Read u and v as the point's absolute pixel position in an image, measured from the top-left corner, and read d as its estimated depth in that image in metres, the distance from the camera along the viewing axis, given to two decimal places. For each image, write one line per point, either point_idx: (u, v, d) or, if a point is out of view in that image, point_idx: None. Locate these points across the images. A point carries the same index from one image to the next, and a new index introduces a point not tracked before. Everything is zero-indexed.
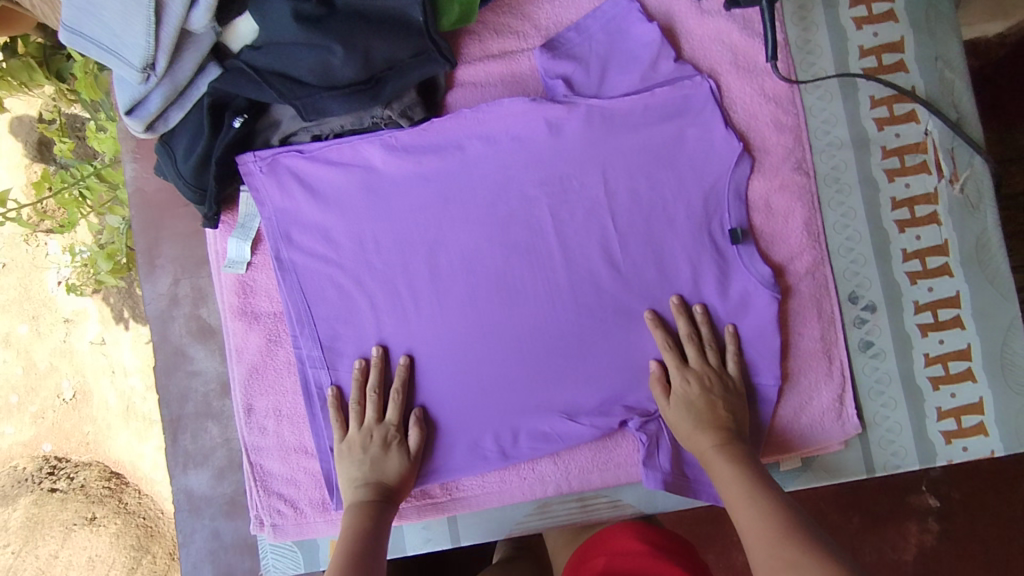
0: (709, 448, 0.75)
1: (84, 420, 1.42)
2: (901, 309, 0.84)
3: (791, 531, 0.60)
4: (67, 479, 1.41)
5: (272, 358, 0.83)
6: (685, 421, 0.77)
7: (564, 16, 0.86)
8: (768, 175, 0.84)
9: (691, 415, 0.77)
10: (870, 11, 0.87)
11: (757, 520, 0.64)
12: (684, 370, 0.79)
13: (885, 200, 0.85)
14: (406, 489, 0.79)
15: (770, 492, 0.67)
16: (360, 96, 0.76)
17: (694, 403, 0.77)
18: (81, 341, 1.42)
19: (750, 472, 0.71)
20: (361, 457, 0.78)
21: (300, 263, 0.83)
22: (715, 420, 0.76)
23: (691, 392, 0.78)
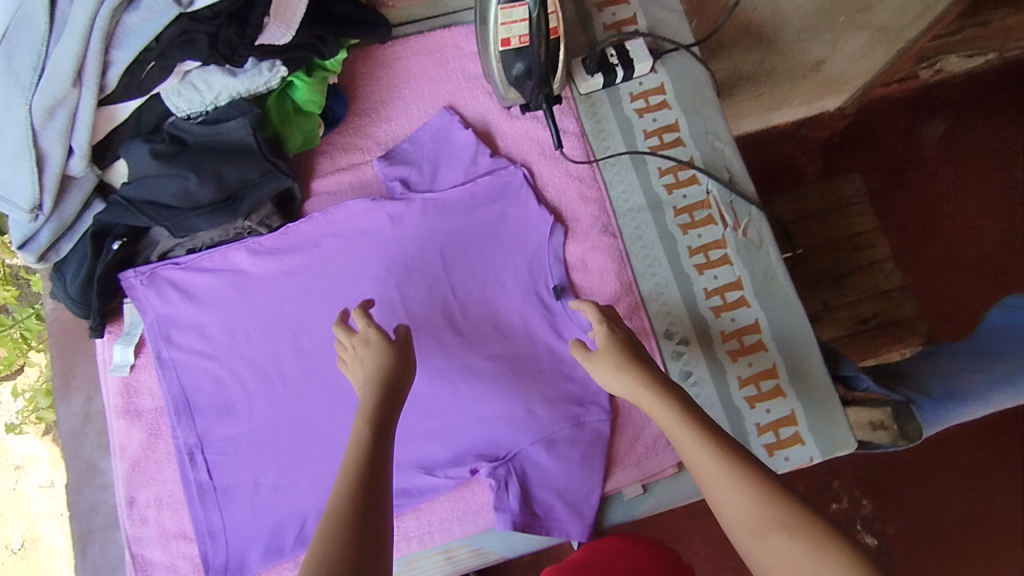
0: (642, 390, 0.72)
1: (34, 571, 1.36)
2: (711, 340, 0.96)
3: (752, 486, 0.61)
4: None
5: (153, 451, 0.91)
6: (623, 372, 0.75)
7: (400, 132, 1.04)
8: (580, 239, 0.99)
9: (620, 366, 0.75)
10: (648, 103, 1.06)
11: (714, 476, 0.63)
12: (610, 333, 0.78)
13: (683, 249, 1.00)
14: (406, 382, 0.72)
15: (723, 439, 0.66)
16: (220, 212, 0.90)
17: (625, 361, 0.75)
18: (31, 487, 1.38)
19: (694, 413, 0.69)
20: (357, 364, 0.73)
21: (180, 359, 0.94)
22: (644, 365, 0.75)
23: (621, 350, 0.76)
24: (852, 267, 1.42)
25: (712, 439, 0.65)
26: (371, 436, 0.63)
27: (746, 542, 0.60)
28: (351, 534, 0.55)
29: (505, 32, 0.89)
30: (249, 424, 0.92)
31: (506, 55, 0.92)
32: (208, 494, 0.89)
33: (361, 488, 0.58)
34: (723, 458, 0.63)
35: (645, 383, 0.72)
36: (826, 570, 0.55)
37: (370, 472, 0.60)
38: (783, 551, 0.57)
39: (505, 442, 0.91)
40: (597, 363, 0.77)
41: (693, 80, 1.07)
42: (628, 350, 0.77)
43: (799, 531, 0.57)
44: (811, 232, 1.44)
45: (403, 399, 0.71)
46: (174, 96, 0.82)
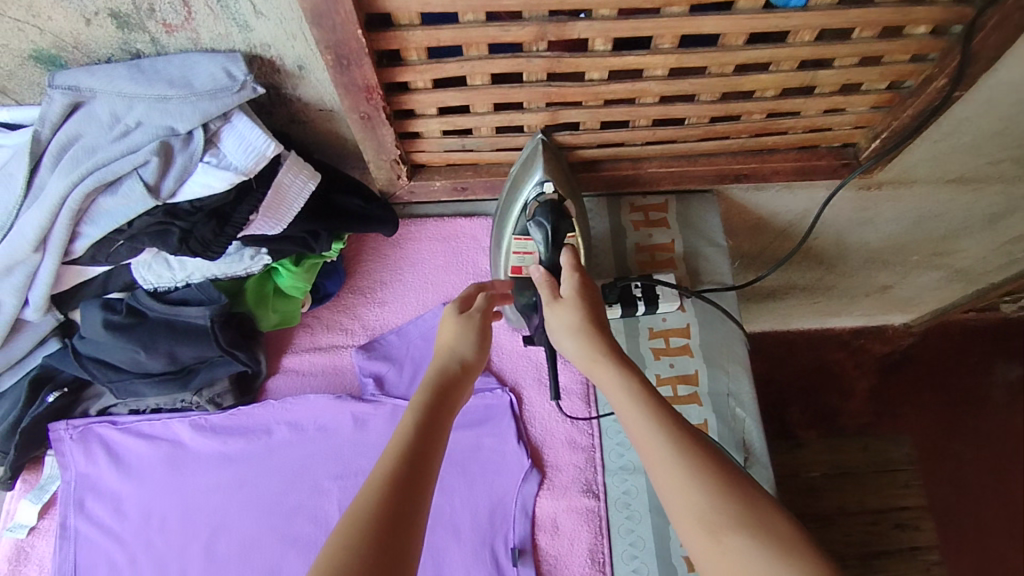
0: (596, 359, 0.61)
1: None
2: None
3: (709, 480, 0.51)
4: None
5: None
6: (580, 344, 0.63)
7: (391, 319, 0.96)
8: (557, 493, 0.86)
9: (575, 330, 0.64)
10: (667, 344, 0.95)
11: (663, 460, 0.53)
12: (580, 286, 0.68)
13: (675, 533, 0.84)
14: (474, 379, 0.63)
15: (672, 413, 0.56)
16: (169, 383, 0.83)
17: (584, 326, 0.63)
18: None
19: (643, 383, 0.58)
20: (459, 331, 0.65)
21: (83, 532, 0.84)
22: (608, 337, 0.63)
23: (585, 312, 0.65)
24: (885, 548, 1.22)
25: (658, 425, 0.54)
26: (426, 424, 0.54)
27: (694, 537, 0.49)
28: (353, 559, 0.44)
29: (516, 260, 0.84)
30: None
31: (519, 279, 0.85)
32: None
33: (393, 495, 0.48)
34: (691, 463, 0.52)
35: (603, 352, 0.61)
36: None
37: (401, 480, 0.50)
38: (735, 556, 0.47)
39: None
40: (552, 317, 0.67)
41: (722, 330, 0.96)
42: (586, 295, 0.67)
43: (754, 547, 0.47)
44: (845, 493, 1.25)
45: (456, 398, 0.60)
46: (144, 268, 0.76)
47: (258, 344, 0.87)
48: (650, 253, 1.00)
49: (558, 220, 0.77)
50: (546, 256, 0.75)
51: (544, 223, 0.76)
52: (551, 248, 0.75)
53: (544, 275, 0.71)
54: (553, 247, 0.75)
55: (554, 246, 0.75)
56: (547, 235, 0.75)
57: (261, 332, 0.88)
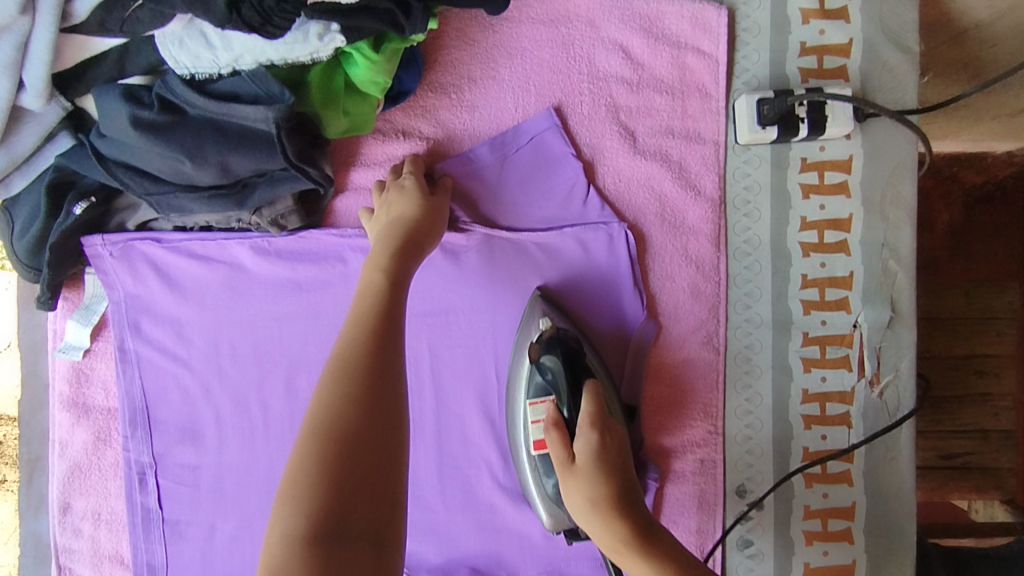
0: (619, 544, 0.56)
1: None
2: (790, 511, 0.78)
3: None
4: None
5: (98, 457, 0.75)
6: (598, 516, 0.57)
7: (481, 129, 0.76)
8: (673, 346, 0.77)
9: (595, 506, 0.57)
10: (820, 179, 0.77)
11: None
12: (597, 448, 0.59)
13: (795, 391, 0.78)
14: (427, 244, 0.67)
15: (661, 541, 0.56)
16: (221, 201, 0.67)
17: (600, 497, 0.57)
18: None
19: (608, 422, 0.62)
20: (387, 216, 0.68)
21: (145, 356, 0.75)
22: (620, 507, 0.57)
23: (604, 479, 0.57)
24: (957, 392, 1.19)
25: (630, 547, 0.55)
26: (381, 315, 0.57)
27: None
28: (331, 471, 0.46)
29: (537, 434, 0.67)
30: (215, 457, 0.75)
31: (540, 463, 0.69)
32: (154, 528, 0.75)
33: (369, 374, 0.52)
34: None
35: (621, 538, 0.56)
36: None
37: (370, 368, 0.52)
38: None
39: (511, 560, 0.76)
40: (569, 484, 0.59)
41: (892, 164, 0.77)
42: (605, 459, 0.58)
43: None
44: (933, 338, 1.19)
45: (419, 258, 0.65)
46: (173, 46, 0.56)
47: (324, 157, 0.69)
48: (817, 56, 0.77)
49: (575, 357, 0.69)
50: (565, 407, 0.66)
51: (554, 369, 0.68)
52: (567, 397, 0.66)
53: (556, 436, 0.61)
54: (570, 386, 0.67)
55: (573, 374, 0.68)
56: (563, 373, 0.67)
57: (326, 143, 0.69)
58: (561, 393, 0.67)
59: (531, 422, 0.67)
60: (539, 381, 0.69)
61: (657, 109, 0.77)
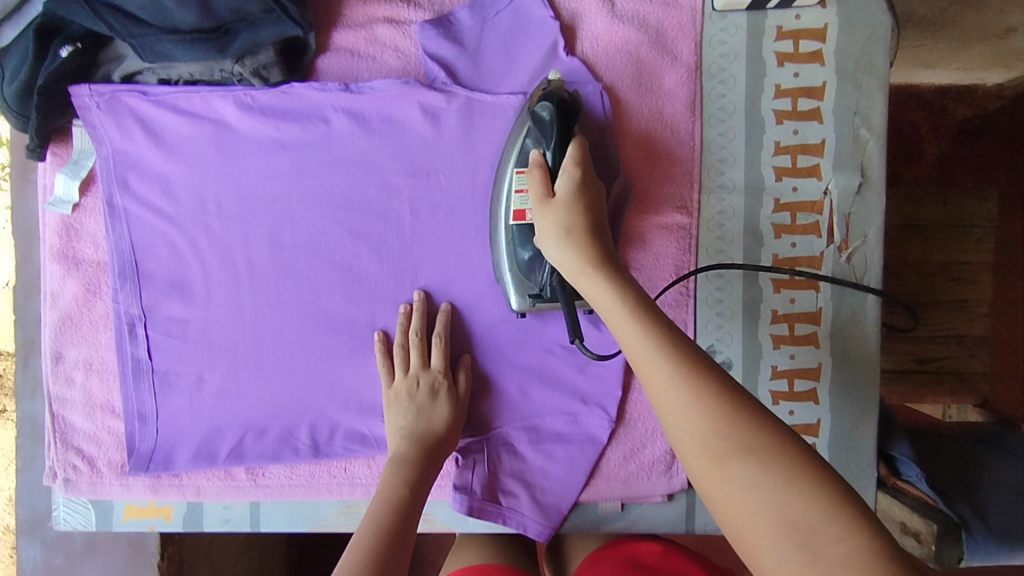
0: (580, 271, 0.60)
1: None
2: (758, 371, 0.81)
3: (721, 419, 0.46)
4: None
5: (88, 309, 0.78)
6: (569, 241, 0.62)
7: None
8: (648, 207, 0.79)
9: (563, 233, 0.63)
10: (795, 47, 0.78)
11: (687, 428, 0.47)
12: (579, 182, 0.65)
13: (766, 256, 0.80)
14: (450, 442, 0.75)
15: (692, 350, 0.50)
16: (204, 45, 0.69)
17: (574, 225, 0.63)
18: None
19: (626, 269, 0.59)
20: (408, 407, 0.75)
21: (133, 212, 0.77)
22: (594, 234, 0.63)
23: (578, 215, 0.64)
24: (934, 299, 1.22)
25: (663, 354, 0.50)
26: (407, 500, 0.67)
27: (701, 473, 0.46)
28: (369, 556, 0.57)
29: (521, 203, 0.70)
30: (203, 311, 0.78)
31: (523, 270, 0.72)
32: (144, 377, 0.78)
33: (398, 523, 0.63)
34: (707, 420, 0.46)
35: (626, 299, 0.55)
36: (827, 533, 0.41)
37: (399, 523, 0.63)
38: (741, 488, 0.44)
39: (490, 413, 0.81)
40: (545, 214, 0.65)
41: (867, 32, 0.78)
42: (584, 194, 0.65)
43: (779, 459, 0.44)
44: (912, 246, 1.22)
45: (441, 454, 0.75)
46: None
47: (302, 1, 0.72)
48: None
49: (567, 110, 0.69)
50: (552, 155, 0.67)
51: (547, 116, 0.68)
52: (555, 145, 0.68)
53: (539, 174, 0.67)
54: (559, 137, 0.68)
55: (564, 127, 0.68)
56: (554, 119, 0.68)
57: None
58: (548, 139, 0.68)
59: (517, 190, 0.70)
60: (524, 256, 0.71)
61: None
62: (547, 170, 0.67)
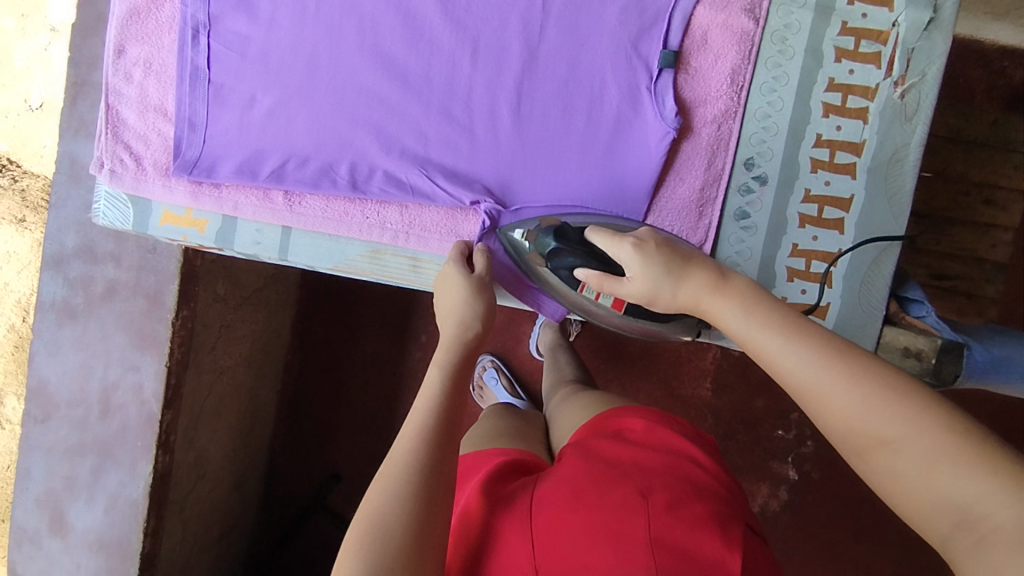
0: (703, 298, 0.65)
1: (45, 133, 1.40)
2: (791, 192, 0.82)
3: (873, 413, 0.50)
4: (9, 180, 1.40)
5: (156, 8, 0.80)
6: (676, 278, 0.66)
7: None
8: (717, 5, 0.79)
9: (670, 270, 0.67)
10: None
11: (849, 433, 0.51)
12: (636, 247, 0.68)
13: (822, 78, 0.81)
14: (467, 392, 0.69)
15: (835, 359, 0.53)
16: None
17: (672, 260, 0.67)
18: (60, 58, 1.39)
19: (766, 309, 0.60)
20: (443, 274, 0.78)
21: None
22: (699, 260, 0.66)
23: (654, 262, 0.67)
24: (963, 217, 1.23)
25: (817, 371, 0.53)
26: (444, 421, 0.64)
27: (857, 446, 0.51)
28: None
29: (607, 300, 0.77)
30: (266, 31, 0.80)
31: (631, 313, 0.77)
32: (199, 84, 0.80)
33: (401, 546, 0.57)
34: (864, 414, 0.50)
35: (750, 330, 0.60)
36: (984, 505, 0.44)
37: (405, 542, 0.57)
38: (899, 470, 0.49)
39: (523, 184, 0.81)
40: (631, 285, 0.69)
41: None
42: (643, 248, 0.68)
43: (915, 453, 0.48)
44: (952, 160, 1.23)
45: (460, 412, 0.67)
46: None
47: None
48: None
49: (562, 231, 0.73)
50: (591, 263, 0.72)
51: (564, 255, 0.73)
52: (582, 249, 0.72)
53: (596, 277, 0.72)
54: (583, 249, 0.72)
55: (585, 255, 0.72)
56: (574, 251, 0.72)
57: None
58: (589, 262, 0.72)
59: (595, 297, 0.77)
60: (563, 274, 0.76)
61: None
62: (613, 272, 0.72)
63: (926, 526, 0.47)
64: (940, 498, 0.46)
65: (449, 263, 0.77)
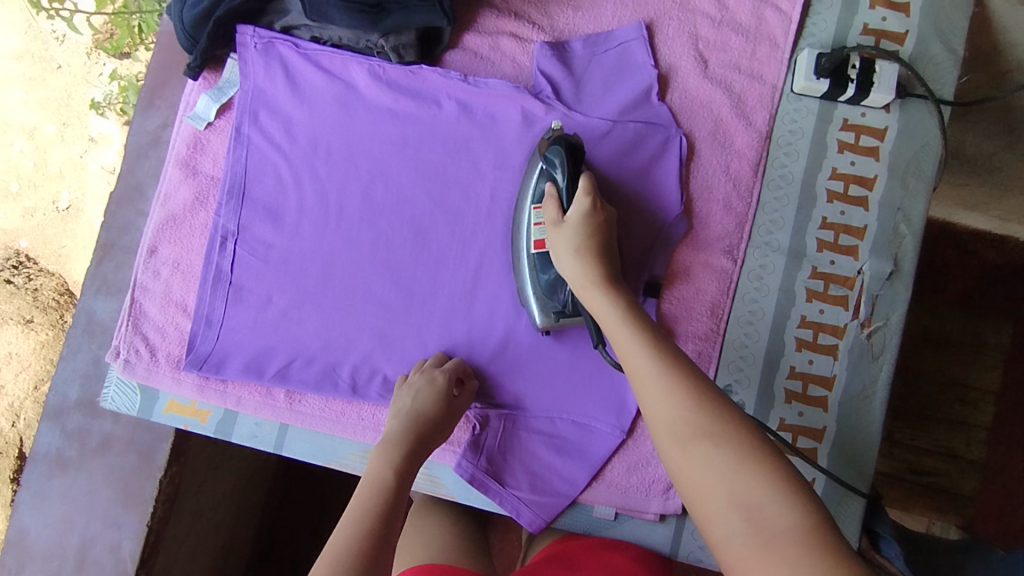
0: (589, 283, 0.73)
1: (67, 234, 1.46)
2: (767, 420, 0.86)
3: (701, 409, 0.56)
4: (24, 278, 1.43)
5: (192, 215, 0.87)
6: (578, 256, 0.74)
7: (583, 25, 0.89)
8: (699, 244, 0.87)
9: (578, 250, 0.75)
10: (856, 140, 0.88)
11: (679, 421, 0.56)
12: (588, 209, 0.77)
13: (794, 315, 0.87)
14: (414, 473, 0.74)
15: (686, 366, 0.60)
16: (360, 16, 0.79)
17: (582, 244, 0.75)
18: (94, 163, 1.48)
19: (640, 320, 0.67)
20: (410, 390, 0.80)
21: (256, 141, 0.87)
22: (603, 256, 0.75)
23: (587, 232, 0.76)
24: (936, 412, 1.27)
25: (669, 373, 0.59)
26: (387, 508, 0.67)
27: (673, 443, 0.56)
28: None
29: (538, 234, 0.81)
30: (288, 240, 0.87)
31: (538, 261, 0.80)
32: (221, 286, 0.86)
33: None
34: (695, 404, 0.56)
35: (630, 329, 0.66)
36: (767, 509, 0.49)
37: None
38: (704, 462, 0.53)
39: (512, 394, 0.85)
40: (557, 237, 0.77)
41: (920, 143, 0.88)
42: (590, 220, 0.76)
43: (730, 452, 0.53)
44: (926, 358, 1.29)
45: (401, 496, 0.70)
46: None
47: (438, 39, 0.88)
48: (876, 38, 0.89)
49: (575, 148, 0.80)
50: (562, 182, 0.78)
51: (559, 160, 0.79)
52: (569, 170, 0.78)
53: (551, 203, 0.79)
54: (570, 171, 0.78)
55: (573, 168, 0.79)
56: (565, 159, 0.78)
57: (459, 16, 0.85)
58: (562, 174, 0.79)
59: (535, 224, 0.81)
60: (542, 188, 0.82)
61: (730, 47, 0.89)
62: (562, 201, 0.79)
63: (713, 526, 0.51)
64: (727, 494, 0.51)
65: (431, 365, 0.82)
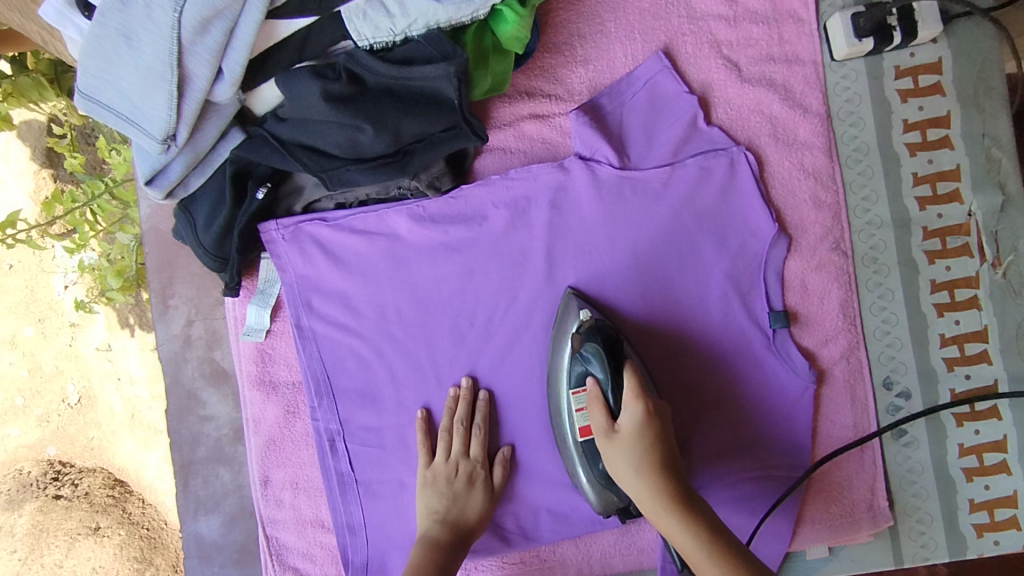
0: (662, 506, 0.62)
1: (90, 425, 1.35)
2: (938, 397, 0.81)
3: None
4: (71, 485, 1.34)
5: (289, 429, 0.83)
6: (642, 480, 0.63)
7: (599, 78, 0.83)
8: (806, 253, 0.82)
9: (638, 468, 0.63)
10: (915, 83, 0.82)
11: None
12: (644, 417, 0.65)
13: (924, 283, 0.82)
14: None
15: (736, 557, 0.59)
16: (387, 169, 0.73)
17: (643, 462, 0.63)
18: (87, 347, 1.35)
19: (690, 506, 0.62)
20: (445, 489, 0.77)
21: (320, 330, 0.82)
22: (671, 472, 0.63)
23: (646, 445, 0.64)
24: None
25: (710, 557, 0.59)
26: None
27: None
28: None
29: (581, 419, 0.71)
30: (396, 416, 0.81)
31: (585, 449, 0.72)
32: (349, 488, 0.82)
33: None
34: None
35: (664, 502, 0.62)
36: None
37: None
38: None
39: None
40: (609, 450, 0.66)
41: (980, 61, 0.82)
42: (649, 428, 0.65)
43: None
44: None
45: None
46: (358, 20, 0.65)
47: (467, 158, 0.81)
48: None
49: (613, 342, 0.71)
50: (604, 377, 0.69)
51: (597, 355, 0.70)
52: (608, 365, 0.68)
53: (598, 404, 0.68)
54: (611, 367, 0.69)
55: (614, 361, 0.69)
56: (604, 354, 0.69)
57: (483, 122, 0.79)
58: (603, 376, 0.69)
59: (576, 409, 0.71)
60: (579, 368, 0.73)
61: (756, 39, 0.83)
62: (608, 404, 0.68)
63: None
64: None
65: (462, 437, 0.78)
